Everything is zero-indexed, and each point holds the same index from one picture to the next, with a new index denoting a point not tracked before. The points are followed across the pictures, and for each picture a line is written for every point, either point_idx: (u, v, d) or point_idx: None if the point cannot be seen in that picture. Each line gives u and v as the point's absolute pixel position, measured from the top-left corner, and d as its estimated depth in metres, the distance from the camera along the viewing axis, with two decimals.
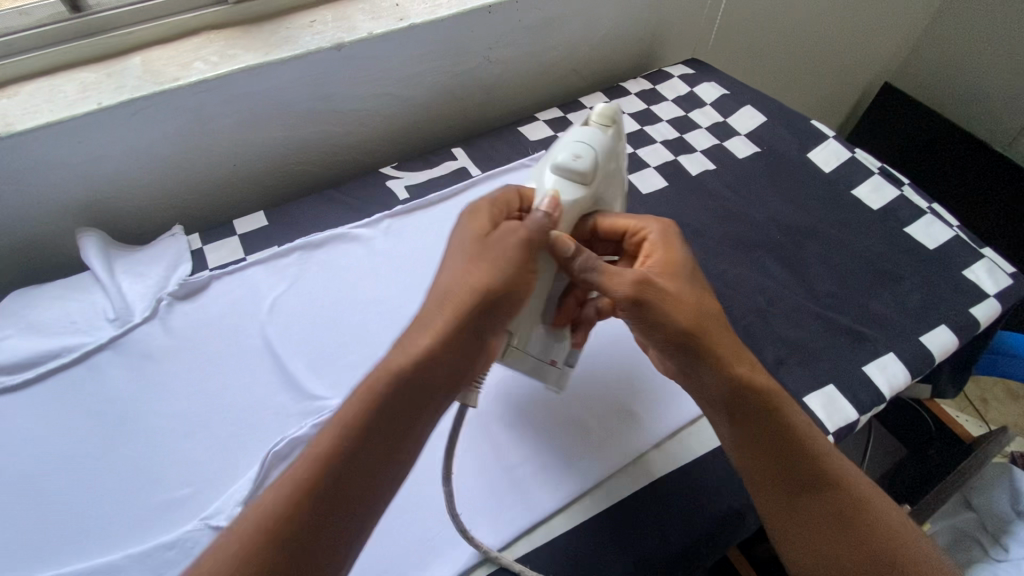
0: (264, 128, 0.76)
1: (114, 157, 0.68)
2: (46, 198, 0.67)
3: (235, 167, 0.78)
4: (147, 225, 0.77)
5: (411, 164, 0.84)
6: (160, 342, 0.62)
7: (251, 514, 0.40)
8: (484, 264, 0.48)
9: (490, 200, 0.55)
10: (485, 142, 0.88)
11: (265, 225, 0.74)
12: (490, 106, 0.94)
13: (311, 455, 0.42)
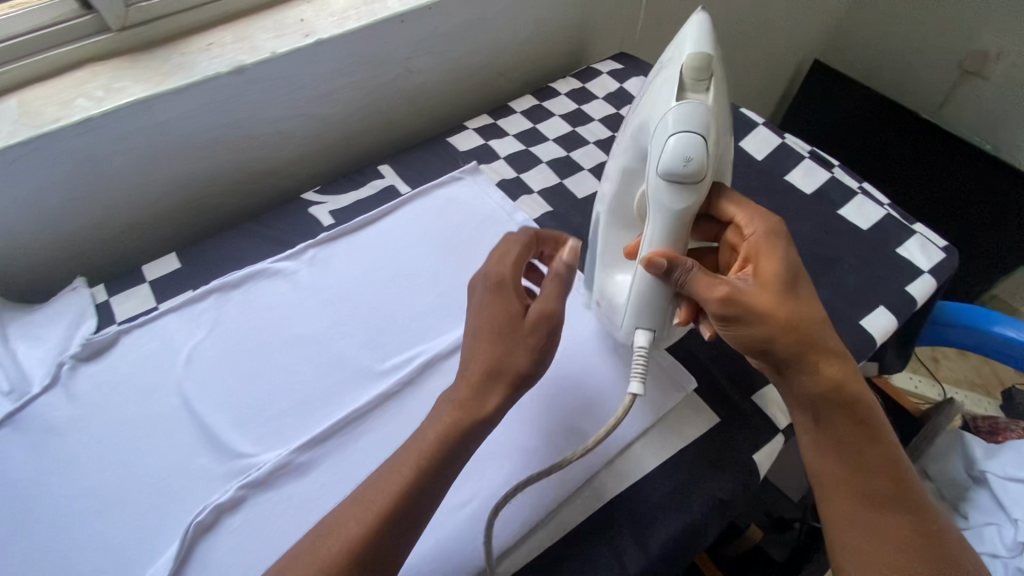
0: (340, 95, 0.72)
1: (228, 120, 0.66)
2: (144, 181, 0.65)
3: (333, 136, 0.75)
4: (236, 207, 0.74)
5: (531, 159, 0.75)
6: (223, 326, 0.58)
7: (379, 481, 0.41)
8: (828, 370, 0.46)
9: (794, 254, 0.48)
10: (592, 138, 0.78)
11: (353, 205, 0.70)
12: (601, 97, 0.83)
13: (433, 431, 0.42)
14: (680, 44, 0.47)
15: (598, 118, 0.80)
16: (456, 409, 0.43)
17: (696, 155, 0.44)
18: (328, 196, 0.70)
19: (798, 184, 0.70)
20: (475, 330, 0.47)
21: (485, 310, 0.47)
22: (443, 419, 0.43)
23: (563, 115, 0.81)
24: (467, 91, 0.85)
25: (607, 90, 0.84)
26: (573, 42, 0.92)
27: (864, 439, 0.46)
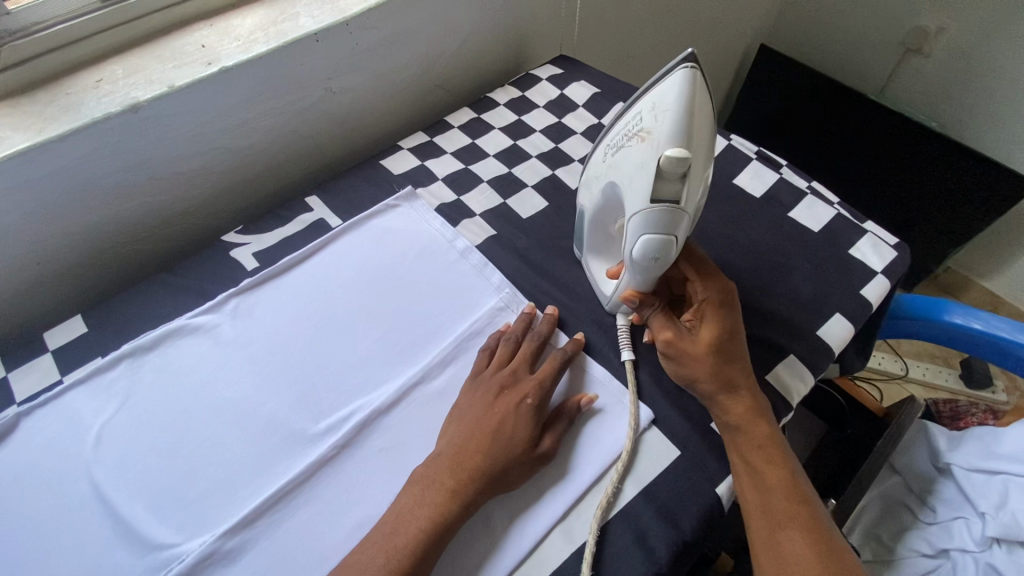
0: (257, 125, 0.67)
1: (129, 166, 0.60)
2: (37, 240, 0.58)
3: (250, 170, 0.69)
4: (149, 257, 0.68)
5: (469, 179, 0.71)
6: (136, 398, 0.52)
7: (391, 525, 0.44)
8: (743, 407, 0.48)
9: (736, 312, 0.52)
10: (534, 151, 0.74)
11: (280, 247, 0.64)
12: (541, 105, 0.79)
13: (421, 511, 0.44)
14: (660, 117, 0.39)
15: (539, 128, 0.76)
16: (447, 487, 0.45)
17: (663, 255, 0.43)
18: (252, 236, 0.65)
19: (746, 186, 0.68)
20: (493, 426, 0.47)
21: (507, 415, 0.48)
22: (434, 498, 0.44)
23: (503, 127, 0.77)
24: (400, 107, 0.80)
25: (548, 97, 0.80)
26: (511, 47, 0.88)
27: (769, 467, 0.47)
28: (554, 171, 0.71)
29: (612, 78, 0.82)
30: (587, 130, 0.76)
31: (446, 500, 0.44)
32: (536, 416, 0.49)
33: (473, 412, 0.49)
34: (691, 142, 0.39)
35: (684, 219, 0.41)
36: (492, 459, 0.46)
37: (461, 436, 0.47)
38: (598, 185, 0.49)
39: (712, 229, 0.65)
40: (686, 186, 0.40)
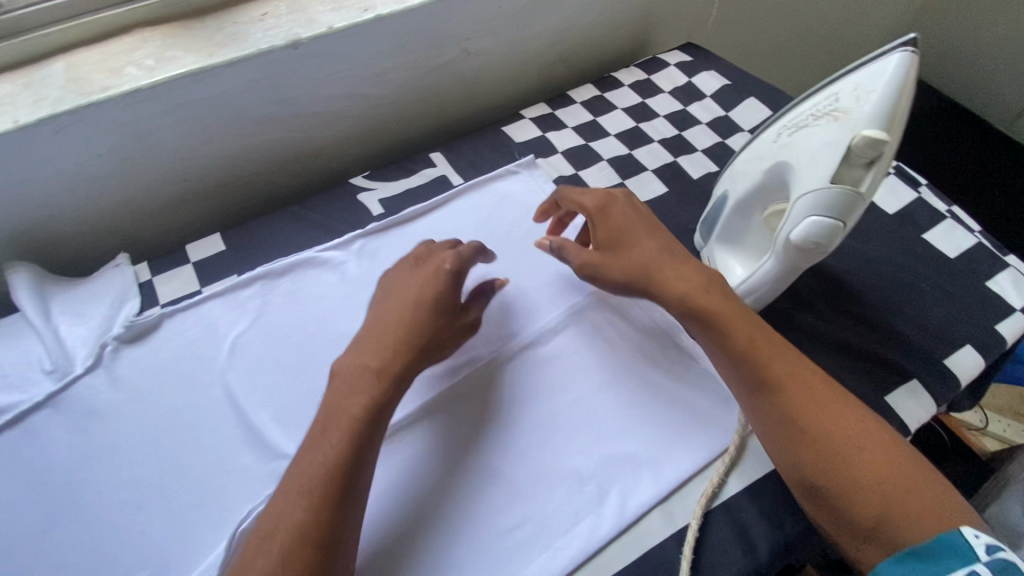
0: (395, 76, 0.68)
1: (279, 99, 0.63)
2: (190, 157, 0.62)
3: (379, 119, 0.71)
4: (277, 190, 0.71)
5: (589, 156, 0.71)
6: (267, 317, 0.56)
7: (323, 424, 0.43)
8: (788, 381, 0.45)
9: (650, 256, 0.51)
10: (658, 135, 0.73)
11: (403, 197, 0.66)
12: (668, 91, 0.78)
13: (323, 451, 0.42)
14: (863, 98, 0.38)
15: (664, 114, 0.75)
16: (344, 420, 0.43)
17: (824, 242, 0.42)
18: (378, 183, 0.67)
19: (881, 201, 0.65)
20: (407, 298, 0.50)
21: (428, 284, 0.50)
22: (329, 436, 0.42)
23: (627, 108, 0.76)
24: (525, 76, 0.80)
25: (675, 84, 0.79)
26: (640, 29, 0.87)
27: (843, 435, 0.42)
28: (676, 159, 0.70)
29: (744, 73, 0.79)
30: (713, 121, 0.74)
31: (362, 391, 0.45)
32: (458, 279, 0.51)
33: (393, 293, 0.51)
34: (892, 129, 0.38)
35: (860, 207, 0.40)
36: (417, 329, 0.48)
37: (358, 355, 0.47)
38: (754, 166, 0.48)
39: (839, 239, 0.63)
40: (873, 173, 0.39)
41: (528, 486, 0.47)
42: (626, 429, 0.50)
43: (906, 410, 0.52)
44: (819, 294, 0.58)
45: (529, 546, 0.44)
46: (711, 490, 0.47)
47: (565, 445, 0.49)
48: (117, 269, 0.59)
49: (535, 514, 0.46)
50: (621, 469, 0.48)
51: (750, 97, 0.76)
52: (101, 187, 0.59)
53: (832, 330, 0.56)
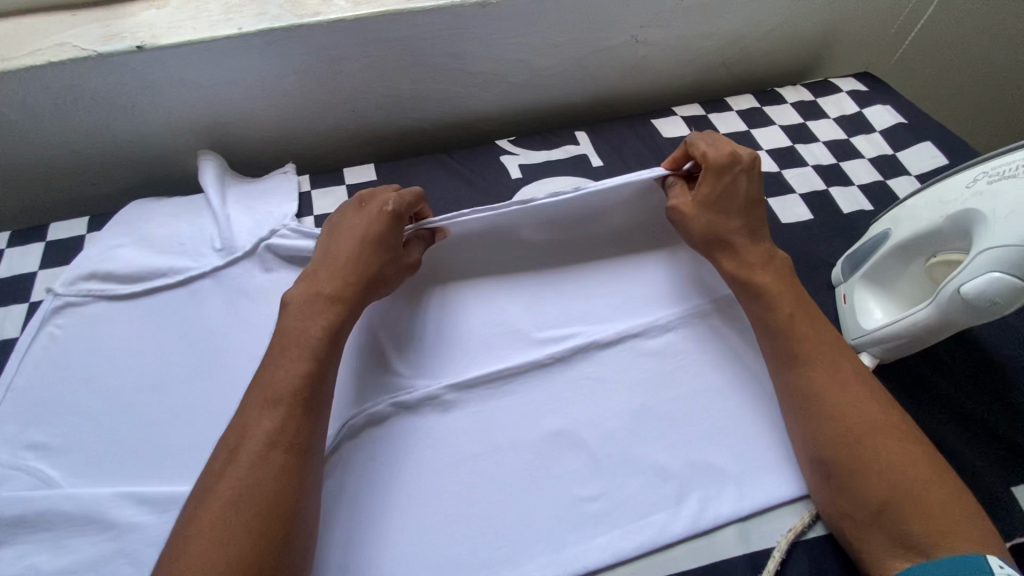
0: (561, 51, 0.70)
1: (455, 53, 0.66)
2: (365, 91, 0.67)
3: (536, 90, 0.74)
4: (427, 137, 0.76)
5: None
6: None
7: (281, 348, 0.45)
8: (832, 403, 0.45)
9: (733, 232, 0.53)
10: (812, 161, 0.69)
11: (542, 167, 0.68)
12: (833, 118, 0.74)
13: (286, 366, 0.44)
14: None
15: (823, 141, 0.72)
16: (304, 339, 0.45)
17: (1005, 303, 0.39)
18: (521, 149, 0.70)
19: None
20: (356, 232, 0.51)
21: (366, 218, 0.51)
22: (291, 355, 0.45)
23: (785, 127, 0.73)
24: (684, 75, 0.79)
25: (843, 112, 0.74)
26: (815, 48, 0.82)
27: (877, 449, 0.42)
28: (828, 189, 0.67)
29: (926, 116, 0.73)
30: (877, 158, 0.69)
31: (318, 316, 0.47)
32: (400, 216, 0.51)
33: (344, 228, 0.51)
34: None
35: None
36: (365, 258, 0.49)
37: (316, 281, 0.49)
38: (932, 209, 0.45)
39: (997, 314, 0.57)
40: None
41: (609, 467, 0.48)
42: (718, 441, 0.49)
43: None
44: (961, 362, 0.54)
45: (598, 522, 0.45)
46: (800, 527, 0.45)
47: (652, 439, 0.49)
48: (284, 174, 0.66)
49: (611, 494, 0.47)
50: (705, 476, 0.48)
51: (926, 141, 0.70)
52: (285, 100, 0.65)
53: (968, 402, 0.52)
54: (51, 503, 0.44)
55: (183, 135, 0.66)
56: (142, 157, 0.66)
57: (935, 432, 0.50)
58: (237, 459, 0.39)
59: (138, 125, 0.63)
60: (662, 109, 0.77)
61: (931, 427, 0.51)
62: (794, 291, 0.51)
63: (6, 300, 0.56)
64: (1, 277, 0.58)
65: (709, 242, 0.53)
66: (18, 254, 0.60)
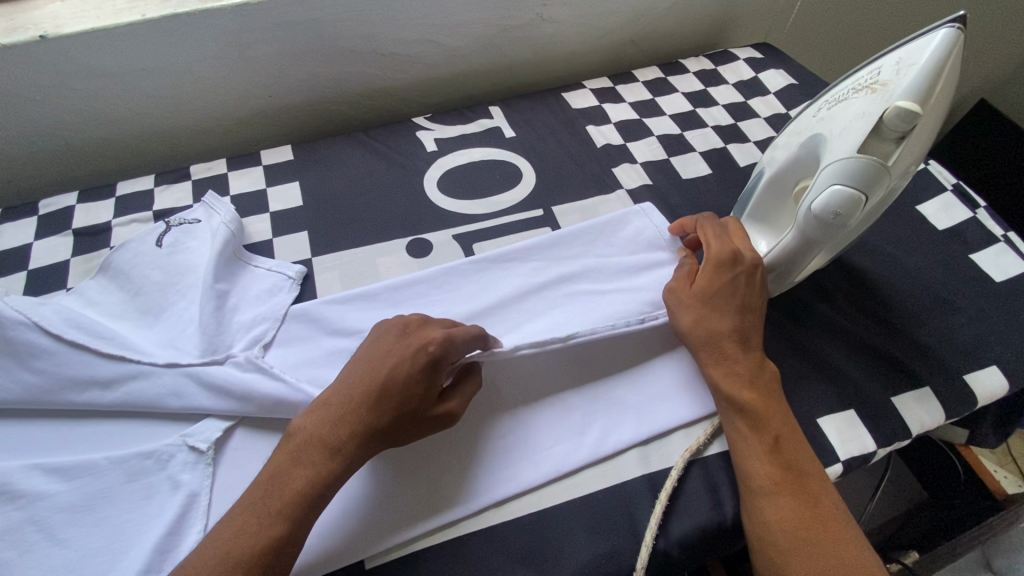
0: (470, 31, 0.73)
1: (367, 34, 0.69)
2: (281, 75, 0.69)
3: (449, 68, 0.77)
4: (349, 121, 0.78)
5: (640, 129, 0.73)
6: (318, 223, 0.62)
7: (269, 481, 0.39)
8: (798, 521, 0.40)
9: (722, 327, 0.48)
10: (712, 121, 0.74)
11: (456, 139, 0.71)
12: (731, 83, 0.79)
13: (257, 521, 0.38)
14: (902, 72, 0.40)
15: (723, 104, 0.76)
16: (289, 491, 0.39)
17: (846, 215, 0.43)
18: (437, 125, 0.72)
19: (926, 217, 0.64)
20: (380, 369, 0.42)
21: (397, 359, 0.43)
22: (265, 512, 0.38)
23: (687, 94, 0.77)
24: (593, 51, 0.83)
25: (739, 78, 0.80)
26: (714, 21, 0.88)
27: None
28: (726, 145, 0.71)
29: (814, 77, 0.79)
30: (772, 116, 0.74)
31: (311, 462, 0.40)
32: (436, 369, 0.43)
33: (371, 361, 0.43)
34: (926, 105, 0.39)
35: (884, 181, 0.41)
36: (377, 411, 0.41)
37: (322, 421, 0.41)
38: (792, 140, 0.49)
39: (877, 246, 0.62)
40: (902, 148, 0.41)
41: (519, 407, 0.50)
42: (621, 377, 0.52)
43: (911, 412, 0.50)
44: (843, 290, 0.58)
45: (507, 456, 0.47)
46: (696, 446, 0.48)
47: (560, 379, 0.51)
48: (287, 285, 0.57)
49: (520, 431, 0.49)
50: (613, 413, 0.50)
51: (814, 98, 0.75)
52: (198, 87, 0.66)
53: (850, 324, 0.56)
54: None
55: (98, 126, 0.66)
56: (54, 150, 0.66)
57: (820, 351, 0.54)
58: None
59: (48, 115, 0.63)
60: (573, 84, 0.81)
61: (816, 347, 0.54)
62: (777, 406, 0.45)
63: None
64: None
65: (701, 345, 0.48)
66: None
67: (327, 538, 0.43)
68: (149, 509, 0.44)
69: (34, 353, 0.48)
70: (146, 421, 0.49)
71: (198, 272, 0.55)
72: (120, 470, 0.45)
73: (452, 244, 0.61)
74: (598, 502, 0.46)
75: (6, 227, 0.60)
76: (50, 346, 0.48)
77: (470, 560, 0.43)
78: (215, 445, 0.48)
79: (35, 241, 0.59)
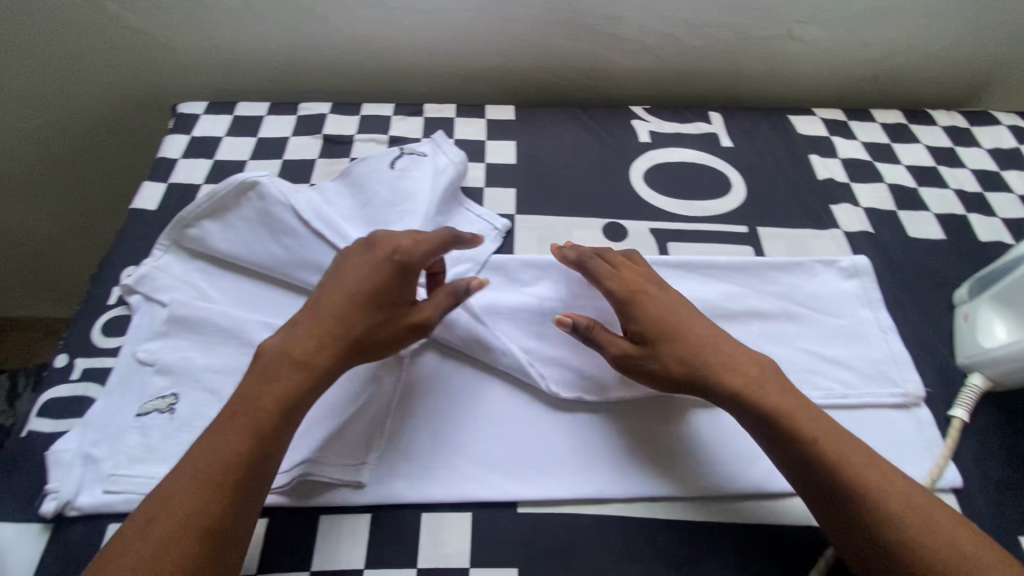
0: (713, 33, 0.72)
1: (616, 17, 0.70)
2: (525, 40, 0.73)
3: (680, 64, 0.76)
4: (565, 96, 0.80)
5: (870, 172, 0.67)
6: (526, 184, 0.65)
7: (246, 391, 0.42)
8: (895, 508, 0.39)
9: (683, 346, 0.46)
10: (956, 184, 0.67)
11: (672, 136, 0.70)
12: (986, 148, 0.71)
13: (229, 441, 0.39)
14: None
15: (972, 168, 0.68)
16: (269, 399, 0.41)
17: None
18: (654, 118, 0.72)
19: None
20: (353, 288, 0.46)
21: (376, 280, 0.46)
22: (241, 414, 0.41)
23: (931, 148, 0.70)
24: (830, 80, 0.78)
25: (998, 145, 0.71)
26: (977, 77, 0.79)
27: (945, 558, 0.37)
28: (968, 214, 0.64)
29: None
30: None
31: (286, 376, 0.42)
32: (407, 273, 0.47)
33: (340, 277, 0.47)
34: None
35: None
36: (350, 322, 0.45)
37: (293, 341, 0.44)
38: None
39: None
40: None
41: (693, 420, 0.49)
42: None
43: None
44: None
45: (672, 458, 0.47)
46: None
47: None
48: (492, 234, 0.60)
49: (689, 440, 0.48)
50: None
51: None
52: (452, 34, 0.72)
53: None
54: (211, 314, 0.51)
55: (359, 50, 0.73)
56: (319, 62, 0.75)
57: None
58: (155, 526, 0.36)
59: (328, 33, 0.71)
60: (800, 108, 0.77)
61: None
62: (796, 405, 0.43)
63: (196, 154, 0.66)
64: (195, 136, 0.67)
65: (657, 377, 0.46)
66: (211, 121, 0.69)
67: (495, 477, 0.46)
68: (348, 391, 0.50)
69: (286, 231, 0.55)
70: None
71: (421, 199, 0.60)
72: None
73: (648, 236, 0.61)
74: (757, 537, 0.45)
75: (271, 119, 0.69)
76: (298, 228, 0.55)
77: (618, 541, 0.44)
78: (411, 354, 0.52)
79: (292, 136, 0.68)
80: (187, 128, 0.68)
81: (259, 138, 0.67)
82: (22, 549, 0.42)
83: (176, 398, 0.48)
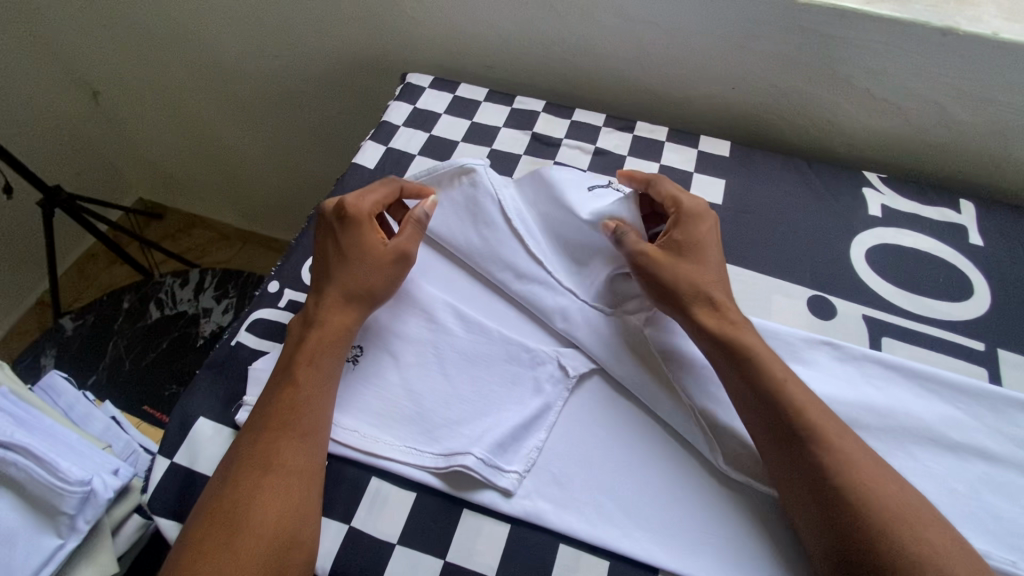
0: (992, 111, 0.62)
1: (876, 72, 0.63)
2: (761, 77, 0.68)
3: (934, 137, 0.66)
4: (782, 142, 0.74)
5: None
6: (729, 229, 0.61)
7: (287, 358, 0.48)
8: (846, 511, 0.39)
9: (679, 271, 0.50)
10: None
11: (906, 217, 0.62)
12: None
13: (276, 399, 0.45)
14: None
15: None
16: (300, 359, 0.47)
17: None
18: (889, 191, 0.64)
19: None
20: (356, 256, 0.51)
21: (367, 245, 0.51)
22: (282, 380, 0.47)
23: None
24: None
25: None
26: None
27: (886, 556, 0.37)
28: None
29: None
30: None
31: (311, 330, 0.49)
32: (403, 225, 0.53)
33: (323, 251, 0.53)
34: None
35: None
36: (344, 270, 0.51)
37: (316, 302, 0.50)
38: None
39: None
40: None
41: None
42: None
43: None
44: None
45: None
46: None
47: None
48: None
49: None
50: None
51: None
52: (685, 57, 0.69)
53: None
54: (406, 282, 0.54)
55: (585, 54, 0.73)
56: (542, 60, 0.75)
57: None
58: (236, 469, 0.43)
59: (561, 32, 0.71)
60: None
61: None
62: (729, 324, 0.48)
63: (415, 125, 0.69)
64: (417, 107, 0.71)
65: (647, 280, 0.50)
66: (433, 96, 0.73)
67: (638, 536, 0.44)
68: (511, 393, 0.50)
69: (487, 220, 0.56)
70: (530, 321, 0.55)
71: None
72: (504, 348, 0.52)
73: (860, 323, 0.54)
74: None
75: (487, 106, 0.71)
76: (498, 222, 0.56)
77: None
78: (577, 376, 0.51)
79: (504, 127, 0.69)
80: (411, 99, 0.72)
81: (473, 122, 0.70)
82: (214, 447, 0.48)
83: (359, 351, 0.51)
